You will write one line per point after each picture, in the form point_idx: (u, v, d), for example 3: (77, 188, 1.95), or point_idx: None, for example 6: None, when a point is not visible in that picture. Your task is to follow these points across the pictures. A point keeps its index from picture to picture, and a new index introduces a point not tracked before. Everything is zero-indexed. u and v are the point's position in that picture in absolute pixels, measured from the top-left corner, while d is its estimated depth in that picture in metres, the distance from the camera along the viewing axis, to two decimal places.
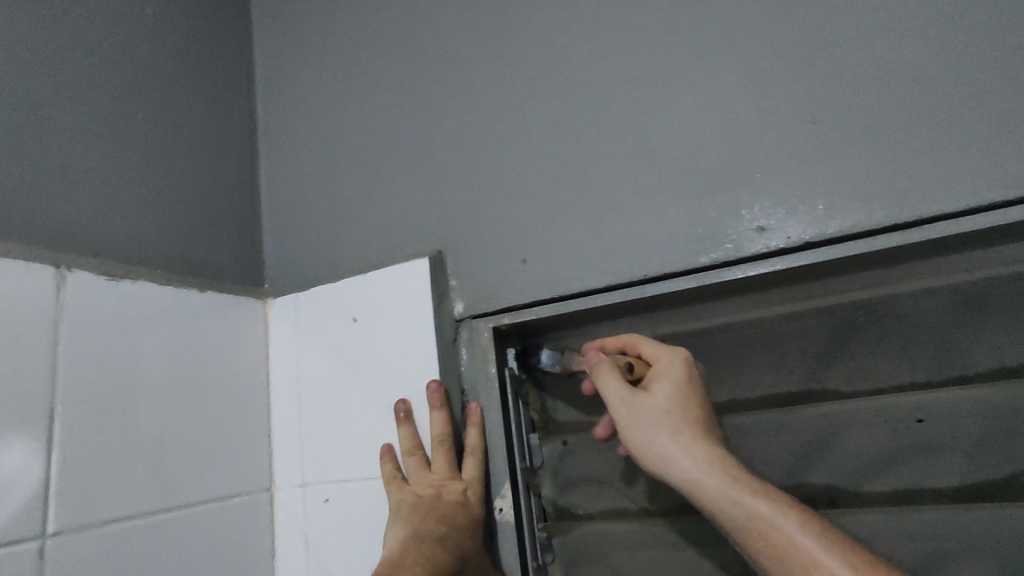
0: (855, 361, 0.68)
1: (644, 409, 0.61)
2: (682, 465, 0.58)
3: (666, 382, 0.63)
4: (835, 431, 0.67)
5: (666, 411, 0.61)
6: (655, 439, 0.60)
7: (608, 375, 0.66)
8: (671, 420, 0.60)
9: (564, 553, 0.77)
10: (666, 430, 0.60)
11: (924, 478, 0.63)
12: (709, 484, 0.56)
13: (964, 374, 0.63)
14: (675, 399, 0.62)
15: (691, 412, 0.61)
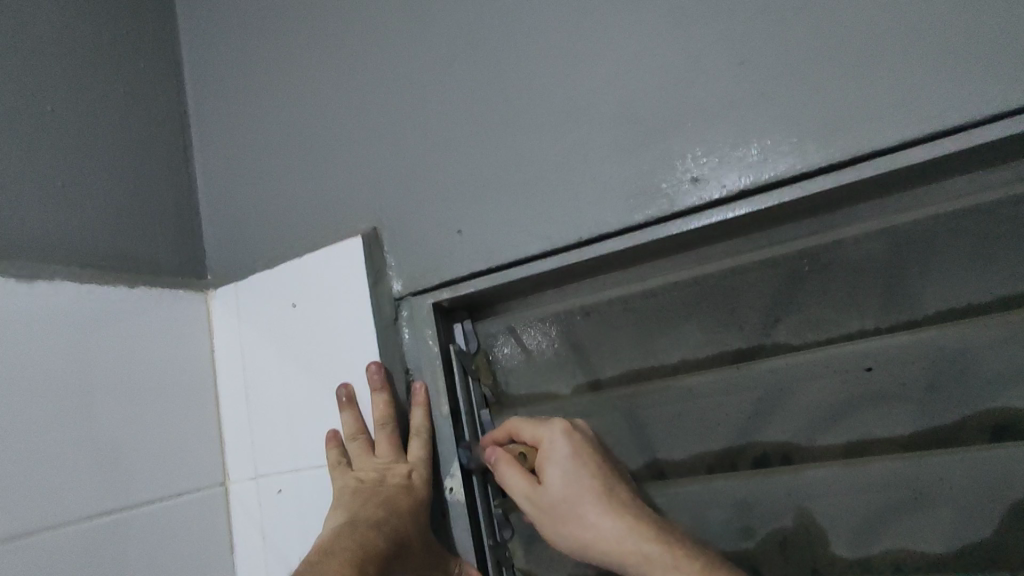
0: (803, 313, 0.64)
1: (554, 512, 0.58)
2: (607, 539, 0.56)
3: (560, 464, 0.59)
4: (784, 387, 0.65)
5: (572, 496, 0.58)
6: (578, 522, 0.57)
7: (506, 468, 0.62)
8: (585, 519, 0.57)
9: (522, 528, 0.75)
10: (583, 526, 0.57)
11: (877, 427, 0.61)
12: (641, 555, 0.55)
13: (914, 319, 0.60)
14: (580, 478, 0.58)
15: (591, 483, 0.59)
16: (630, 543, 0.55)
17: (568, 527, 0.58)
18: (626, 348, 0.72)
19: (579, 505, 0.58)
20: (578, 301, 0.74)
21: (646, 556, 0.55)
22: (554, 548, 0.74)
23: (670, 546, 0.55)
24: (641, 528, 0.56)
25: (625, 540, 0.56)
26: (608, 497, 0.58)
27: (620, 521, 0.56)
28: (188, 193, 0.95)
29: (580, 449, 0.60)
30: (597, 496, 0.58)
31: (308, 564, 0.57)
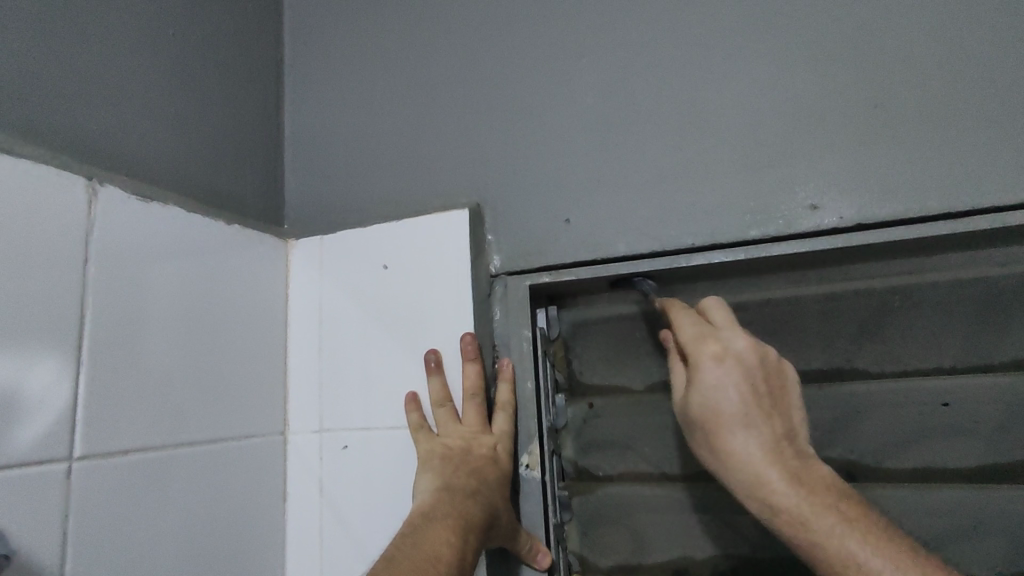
0: (886, 345, 0.70)
1: (699, 420, 0.62)
2: (745, 465, 0.58)
3: (733, 365, 0.60)
4: (859, 410, 0.69)
5: (706, 414, 0.61)
6: (726, 423, 0.59)
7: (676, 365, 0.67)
8: (733, 422, 0.59)
9: (581, 513, 0.78)
10: (731, 431, 0.59)
11: (942, 457, 0.66)
12: (771, 482, 0.57)
13: (990, 363, 0.66)
14: (748, 394, 0.59)
15: (756, 403, 0.59)
16: (768, 468, 0.57)
17: (710, 440, 0.61)
18: None
19: (723, 429, 0.59)
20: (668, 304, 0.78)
21: (780, 483, 0.56)
22: (612, 535, 0.76)
23: (793, 465, 0.57)
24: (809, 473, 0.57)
25: (766, 467, 0.57)
26: (759, 414, 0.59)
27: (762, 448, 0.58)
28: (277, 138, 0.94)
29: (752, 372, 0.60)
30: (748, 411, 0.59)
31: (407, 539, 0.60)
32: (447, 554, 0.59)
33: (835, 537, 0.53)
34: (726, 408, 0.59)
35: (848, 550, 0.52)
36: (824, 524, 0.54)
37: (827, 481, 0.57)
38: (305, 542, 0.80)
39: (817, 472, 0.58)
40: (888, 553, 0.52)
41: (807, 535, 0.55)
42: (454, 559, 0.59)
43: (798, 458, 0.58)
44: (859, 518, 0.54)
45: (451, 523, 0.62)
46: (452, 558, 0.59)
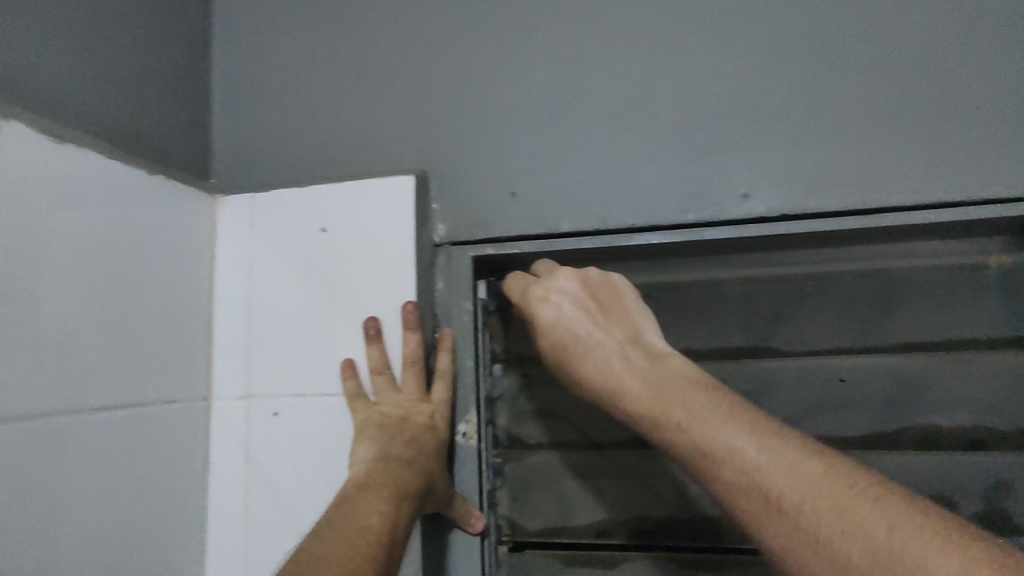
0: (798, 326, 0.75)
1: (562, 350, 0.65)
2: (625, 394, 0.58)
3: (557, 298, 0.66)
4: (772, 384, 0.75)
5: (564, 350, 0.64)
6: (580, 350, 0.63)
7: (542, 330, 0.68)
8: (603, 351, 0.62)
9: (513, 480, 0.80)
10: (580, 358, 0.63)
11: (839, 427, 0.73)
12: (643, 401, 0.56)
13: (884, 344, 0.73)
14: (583, 318, 0.64)
15: (609, 337, 0.63)
16: (623, 377, 0.59)
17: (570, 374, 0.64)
18: None
19: (580, 353, 0.63)
20: None
21: (658, 396, 0.56)
22: (540, 499, 0.79)
23: (729, 418, 0.51)
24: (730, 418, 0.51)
25: (621, 380, 0.59)
26: (602, 331, 0.63)
27: (638, 377, 0.58)
28: (203, 84, 0.88)
29: (580, 301, 0.66)
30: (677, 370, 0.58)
31: (338, 512, 0.59)
32: (377, 522, 0.59)
33: (748, 456, 0.48)
34: (579, 335, 0.63)
35: (703, 434, 0.51)
36: (750, 450, 0.48)
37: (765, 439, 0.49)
38: (229, 510, 0.77)
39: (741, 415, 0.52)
40: (845, 492, 0.45)
41: (750, 481, 0.47)
42: (384, 528, 0.59)
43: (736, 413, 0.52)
44: (823, 468, 0.46)
45: (385, 493, 0.62)
46: (383, 526, 0.59)
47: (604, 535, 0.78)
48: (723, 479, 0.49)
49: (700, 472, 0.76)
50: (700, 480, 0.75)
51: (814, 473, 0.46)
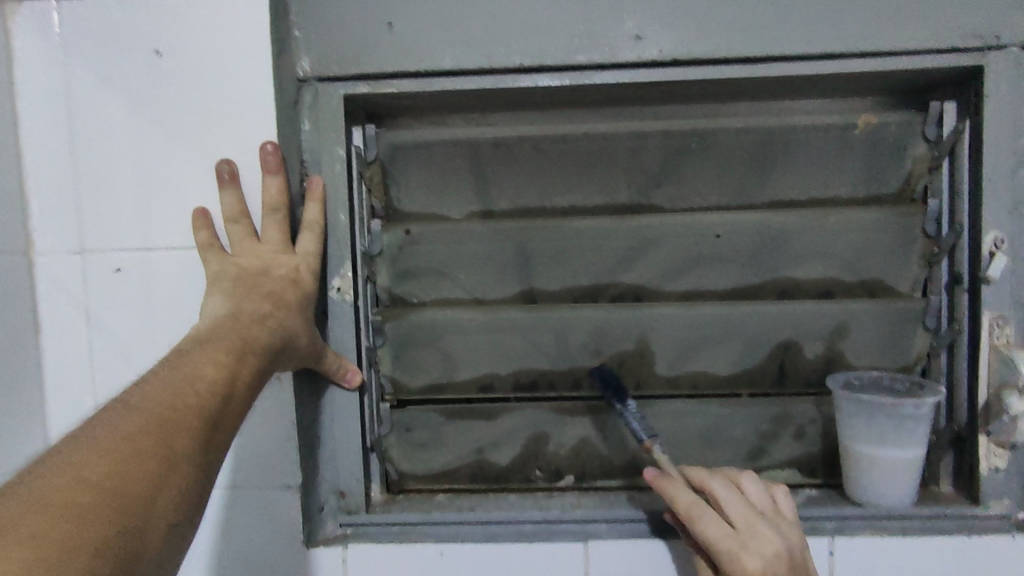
0: (680, 182, 0.75)
1: (761, 552, 0.59)
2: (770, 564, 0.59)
3: (763, 536, 0.60)
4: (652, 238, 0.75)
5: (756, 555, 0.59)
6: (773, 574, 0.58)
7: (706, 521, 0.61)
8: (779, 568, 0.59)
9: (396, 338, 0.77)
10: (749, 559, 0.59)
11: (708, 280, 0.76)
12: None
13: (754, 202, 0.75)
14: (770, 555, 0.59)
15: (793, 558, 0.60)
16: None
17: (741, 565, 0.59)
18: (524, 185, 0.77)
19: (773, 567, 0.58)
20: (492, 131, 0.75)
21: (789, 571, 0.59)
22: (422, 357, 0.78)
23: (718, 534, 0.61)
24: (720, 534, 0.61)
25: (771, 569, 0.58)
26: (779, 569, 0.59)
27: None
28: None
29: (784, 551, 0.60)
30: (790, 553, 0.60)
31: (171, 364, 0.55)
32: (212, 374, 0.55)
33: None
34: (777, 552, 0.59)
35: None
36: (800, 568, 0.60)
37: (754, 561, 0.59)
38: (74, 373, 0.70)
39: (735, 515, 0.62)
40: None
41: None
42: (218, 377, 0.55)
43: (726, 528, 0.61)
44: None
45: (229, 347, 0.57)
46: (219, 379, 0.55)
47: (486, 390, 0.79)
48: None
49: (579, 326, 0.76)
50: (578, 332, 0.76)
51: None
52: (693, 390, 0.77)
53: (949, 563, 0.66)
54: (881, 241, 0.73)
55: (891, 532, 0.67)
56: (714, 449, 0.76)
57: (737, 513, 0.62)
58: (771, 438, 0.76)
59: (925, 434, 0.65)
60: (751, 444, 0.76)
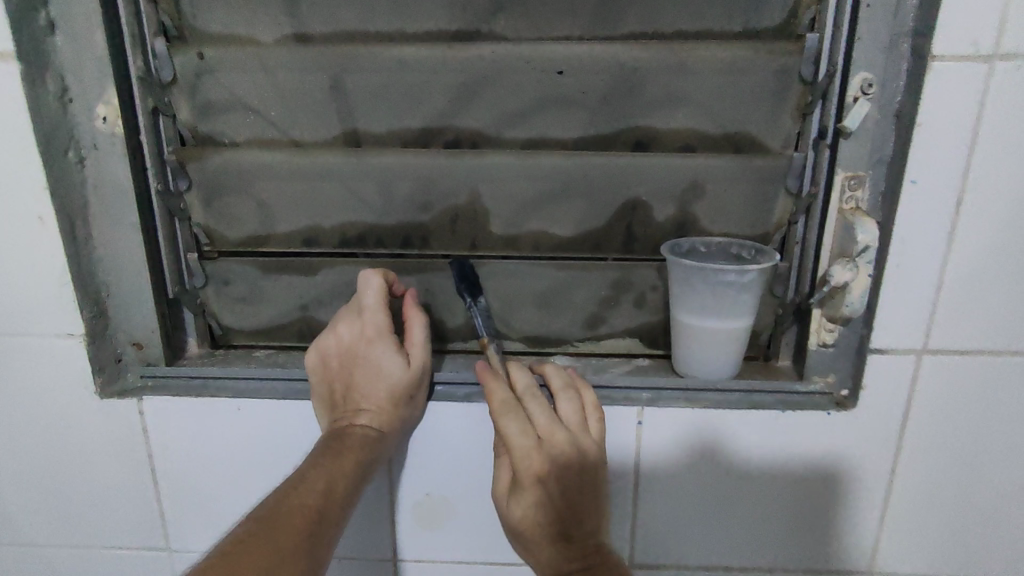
0: (524, 6, 0.63)
1: (548, 453, 0.59)
2: (558, 472, 0.59)
3: (567, 442, 0.59)
4: (485, 75, 0.64)
5: (545, 458, 0.59)
6: (554, 481, 0.59)
7: (509, 417, 0.60)
8: (566, 476, 0.59)
9: (203, 182, 0.68)
10: (544, 459, 0.59)
11: (551, 128, 0.66)
12: (563, 516, 0.59)
13: (612, 34, 0.63)
14: (566, 460, 0.59)
15: (585, 472, 0.59)
16: (575, 498, 0.60)
17: (530, 465, 0.59)
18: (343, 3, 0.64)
19: (560, 473, 0.59)
20: None
21: (575, 484, 0.59)
22: (236, 205, 0.70)
23: (520, 431, 0.60)
24: (521, 431, 0.60)
25: (554, 476, 0.59)
26: (567, 477, 0.59)
27: (579, 500, 0.60)
28: None
29: (583, 459, 0.59)
30: (585, 467, 0.59)
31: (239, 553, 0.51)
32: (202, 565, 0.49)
33: (584, 525, 0.60)
34: (566, 459, 0.59)
35: (575, 504, 0.60)
36: (586, 489, 0.60)
37: (543, 462, 0.59)
38: None
39: (540, 417, 0.60)
40: (592, 529, 0.61)
41: (564, 532, 0.60)
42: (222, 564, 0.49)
43: (529, 428, 0.60)
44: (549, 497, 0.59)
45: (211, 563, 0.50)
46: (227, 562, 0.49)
47: (311, 245, 0.71)
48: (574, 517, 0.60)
49: (404, 174, 0.68)
50: (404, 182, 0.68)
51: (547, 495, 0.59)
52: (534, 252, 0.71)
53: (758, 438, 0.64)
54: (749, 86, 0.63)
55: (705, 407, 0.63)
56: (550, 315, 0.72)
57: (546, 418, 0.60)
58: (611, 305, 0.71)
59: (748, 304, 0.60)
60: (589, 311, 0.71)
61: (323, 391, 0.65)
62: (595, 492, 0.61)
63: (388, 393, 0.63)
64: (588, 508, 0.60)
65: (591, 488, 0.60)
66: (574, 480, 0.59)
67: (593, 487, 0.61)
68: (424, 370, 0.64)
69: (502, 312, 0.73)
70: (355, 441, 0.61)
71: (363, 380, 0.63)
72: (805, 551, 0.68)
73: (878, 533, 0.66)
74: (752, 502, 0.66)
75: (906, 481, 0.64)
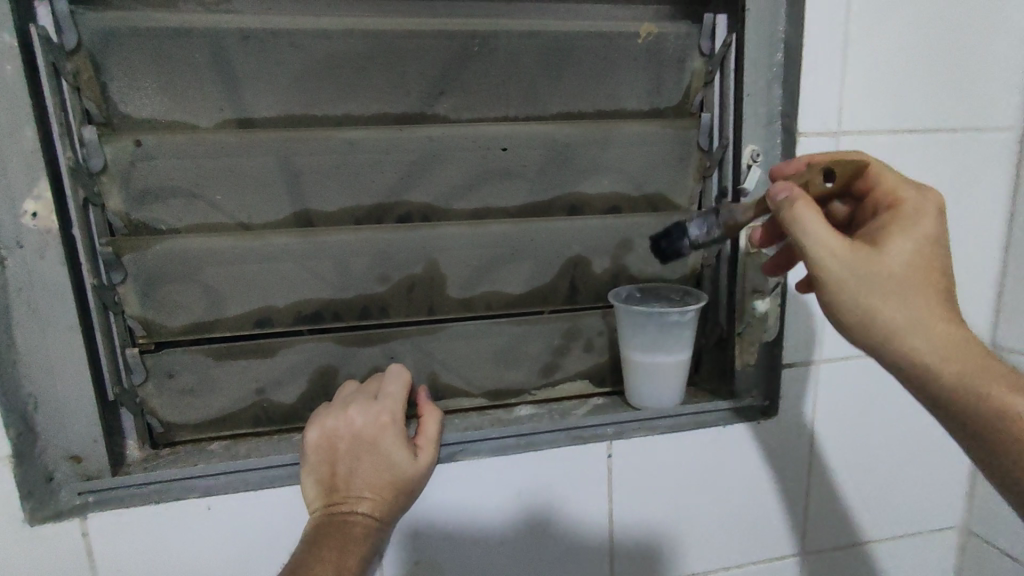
0: (465, 91, 0.69)
1: (874, 259, 0.50)
2: (904, 281, 0.49)
3: (903, 241, 0.51)
4: (436, 154, 0.69)
5: (910, 259, 0.50)
6: (902, 279, 0.49)
7: (806, 212, 0.50)
8: (914, 279, 0.49)
9: (138, 273, 0.64)
10: (897, 265, 0.50)
11: (496, 199, 0.73)
12: (918, 338, 0.49)
13: (541, 115, 0.72)
14: (911, 269, 0.50)
15: (932, 276, 0.50)
16: (917, 311, 0.49)
17: (876, 269, 0.49)
18: (290, 87, 0.65)
19: (913, 284, 0.49)
20: (236, 22, 0.61)
21: (925, 293, 0.49)
22: (179, 291, 0.66)
23: (933, 296, 0.50)
24: (892, 274, 0.49)
25: (898, 267, 0.50)
26: (920, 288, 0.49)
27: (924, 302, 0.49)
28: None
29: (927, 259, 0.51)
30: (930, 280, 0.50)
31: None
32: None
33: (916, 351, 0.50)
34: (908, 253, 0.50)
35: (905, 326, 0.49)
36: (936, 305, 0.50)
37: (903, 260, 0.50)
38: None
39: (937, 260, 0.51)
40: (940, 338, 0.49)
41: (907, 341, 0.50)
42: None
43: (915, 259, 0.50)
44: (953, 372, 0.50)
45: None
46: None
47: (263, 326, 0.70)
48: (907, 351, 0.50)
49: (359, 249, 0.69)
50: (361, 256, 0.70)
51: (918, 296, 0.49)
52: (488, 311, 0.75)
53: (708, 453, 0.74)
54: (659, 155, 0.74)
55: (660, 433, 0.72)
56: (508, 368, 0.77)
57: (916, 230, 0.51)
58: (563, 352, 0.77)
59: (687, 340, 0.70)
60: (544, 360, 0.77)
61: (324, 472, 0.58)
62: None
63: (392, 483, 0.58)
64: (951, 326, 0.50)
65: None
66: (970, 352, 0.49)
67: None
68: (428, 465, 0.61)
69: (462, 372, 0.76)
70: (356, 535, 0.54)
71: (369, 468, 0.58)
72: (753, 543, 0.79)
73: (805, 515, 0.80)
74: (705, 509, 0.76)
75: (819, 467, 0.79)
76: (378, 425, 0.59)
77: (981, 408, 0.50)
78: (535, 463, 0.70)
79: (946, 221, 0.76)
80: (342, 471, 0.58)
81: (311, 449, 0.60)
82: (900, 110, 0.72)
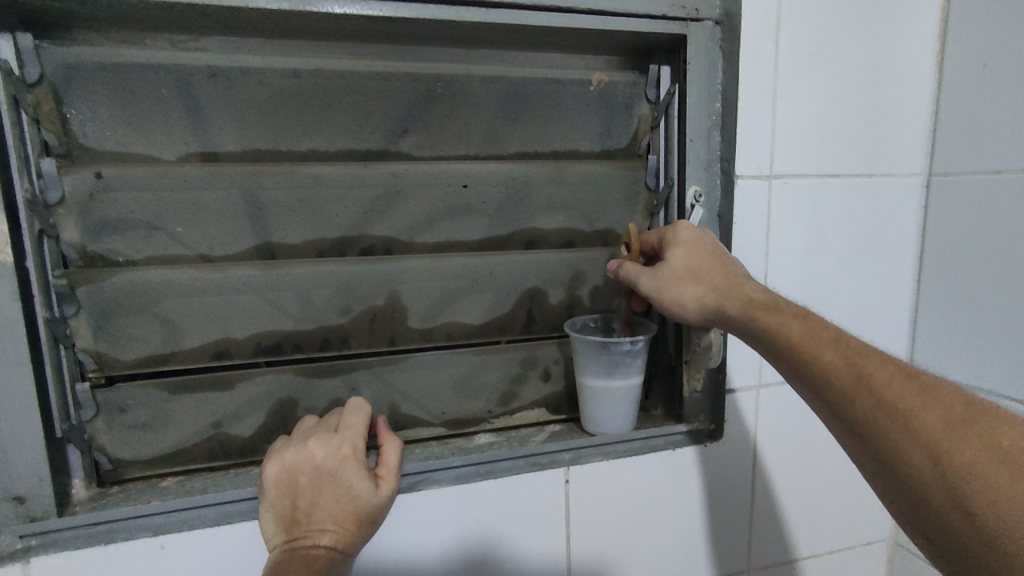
0: (428, 130, 0.72)
1: (667, 264, 0.66)
2: (692, 276, 0.65)
3: (680, 245, 0.67)
4: (400, 190, 0.71)
5: (689, 258, 0.66)
6: (690, 271, 0.65)
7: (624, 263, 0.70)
8: (701, 272, 0.65)
9: (92, 306, 0.63)
10: (679, 264, 0.66)
11: (457, 233, 0.76)
12: (736, 315, 0.62)
13: (501, 154, 0.76)
14: (690, 263, 0.66)
15: (709, 262, 0.66)
16: (716, 294, 0.63)
17: (667, 272, 0.66)
18: (257, 122, 0.66)
19: (701, 273, 0.65)
20: (205, 59, 0.63)
21: (713, 279, 0.64)
22: (135, 324, 0.65)
23: (710, 278, 0.64)
24: (671, 272, 0.66)
25: (689, 267, 0.66)
26: (702, 273, 0.65)
27: (717, 283, 0.64)
28: None
29: (703, 253, 0.66)
30: (707, 266, 0.65)
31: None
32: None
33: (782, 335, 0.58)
34: (687, 256, 0.66)
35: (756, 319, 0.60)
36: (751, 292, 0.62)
37: (682, 256, 0.66)
38: None
39: (707, 255, 0.66)
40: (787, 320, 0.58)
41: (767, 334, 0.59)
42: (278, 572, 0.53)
43: (691, 259, 0.66)
44: (770, 343, 0.58)
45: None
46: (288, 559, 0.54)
47: (222, 358, 0.69)
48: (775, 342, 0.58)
49: (323, 281, 0.71)
50: (324, 288, 0.71)
51: (696, 278, 0.65)
52: (449, 342, 0.77)
53: (661, 475, 0.78)
54: (610, 193, 0.79)
55: (614, 457, 0.76)
56: (468, 397, 0.79)
57: (682, 239, 0.68)
58: (521, 381, 0.80)
59: (637, 367, 0.73)
60: (503, 389, 0.80)
61: (284, 507, 0.58)
62: (946, 399, 0.48)
63: (354, 516, 0.58)
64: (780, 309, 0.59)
65: (924, 386, 0.49)
66: (755, 311, 0.60)
67: (849, 377, 0.52)
68: (389, 497, 0.62)
69: (422, 401, 0.77)
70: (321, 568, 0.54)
71: (331, 501, 0.58)
72: (702, 563, 0.82)
73: (750, 533, 0.84)
74: (657, 530, 0.79)
75: (761, 486, 0.84)
76: (340, 458, 0.60)
77: (804, 376, 0.55)
78: (495, 490, 0.72)
79: (865, 256, 0.84)
80: (303, 505, 0.58)
81: (271, 483, 0.58)
82: (823, 158, 0.79)
